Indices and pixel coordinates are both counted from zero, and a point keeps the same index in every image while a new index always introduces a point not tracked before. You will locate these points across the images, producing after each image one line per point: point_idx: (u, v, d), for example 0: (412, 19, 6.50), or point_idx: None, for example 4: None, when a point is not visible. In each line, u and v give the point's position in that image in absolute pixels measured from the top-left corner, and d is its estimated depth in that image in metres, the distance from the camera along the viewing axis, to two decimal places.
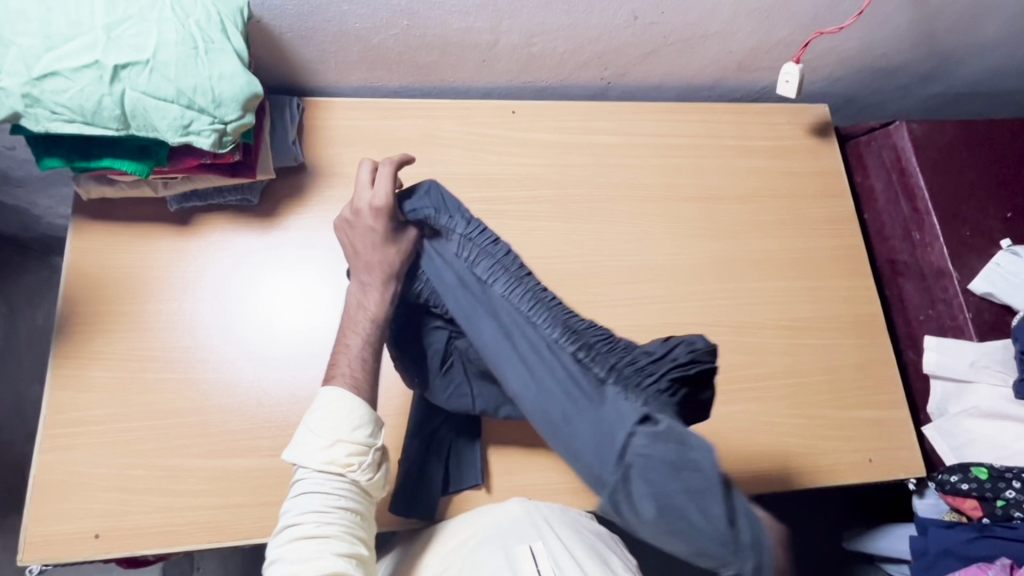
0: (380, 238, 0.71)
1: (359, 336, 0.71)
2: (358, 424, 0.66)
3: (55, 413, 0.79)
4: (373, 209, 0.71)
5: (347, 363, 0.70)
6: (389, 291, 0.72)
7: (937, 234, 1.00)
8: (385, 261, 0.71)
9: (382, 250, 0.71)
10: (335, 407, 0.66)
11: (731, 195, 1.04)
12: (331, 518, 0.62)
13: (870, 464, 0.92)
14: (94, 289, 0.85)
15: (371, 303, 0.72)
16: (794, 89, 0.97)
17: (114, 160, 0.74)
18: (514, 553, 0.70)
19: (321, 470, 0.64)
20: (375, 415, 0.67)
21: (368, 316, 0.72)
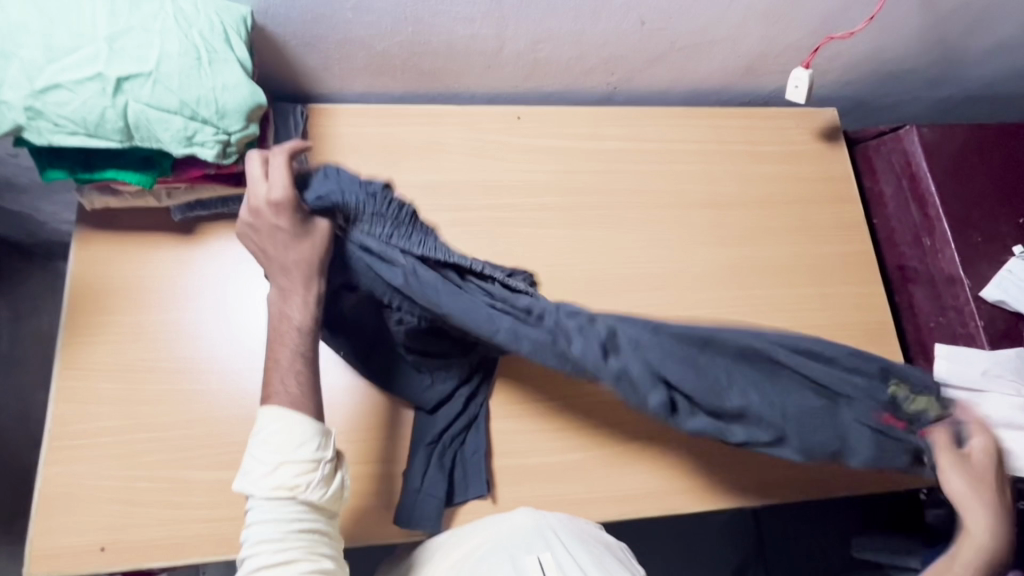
0: (291, 234, 0.67)
1: (289, 347, 0.67)
2: (303, 443, 0.63)
3: (60, 425, 0.79)
4: (275, 202, 0.67)
5: (281, 382, 0.66)
6: (312, 294, 0.69)
7: (948, 240, 0.99)
8: (302, 261, 0.68)
9: (297, 245, 0.68)
10: (276, 428, 0.63)
11: (739, 202, 1.02)
12: (288, 543, 0.61)
13: (880, 474, 0.91)
14: (98, 300, 0.84)
15: (297, 308, 0.68)
16: (804, 94, 0.96)
17: (118, 171, 0.74)
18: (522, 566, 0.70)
19: (269, 497, 0.62)
20: (317, 428, 0.64)
21: (293, 326, 0.68)
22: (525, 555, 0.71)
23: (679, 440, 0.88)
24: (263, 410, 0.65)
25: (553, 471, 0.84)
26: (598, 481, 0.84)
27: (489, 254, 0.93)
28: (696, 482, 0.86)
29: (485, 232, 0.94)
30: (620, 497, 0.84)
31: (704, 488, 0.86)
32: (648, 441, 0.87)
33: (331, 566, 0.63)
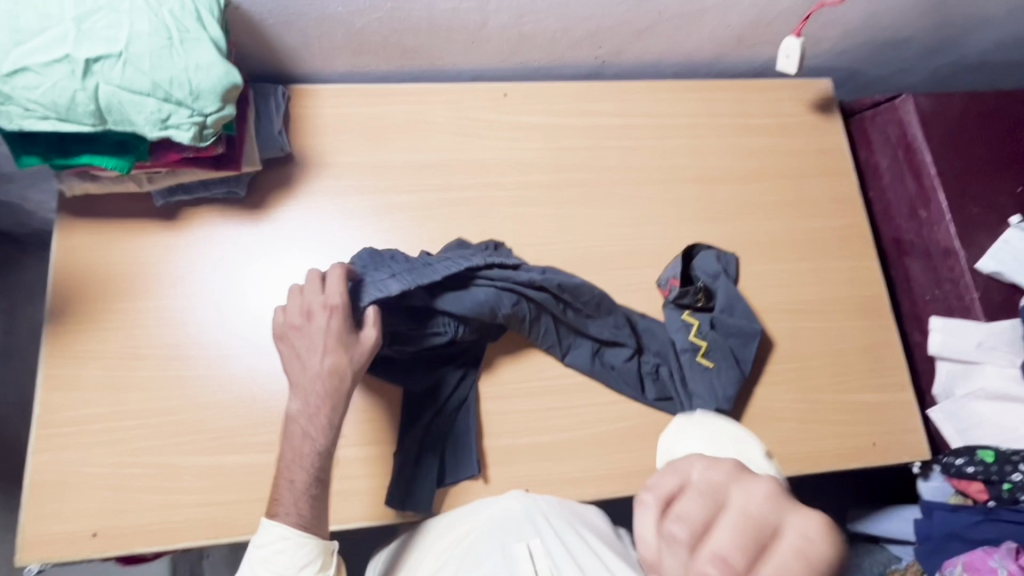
0: (332, 348, 0.73)
1: (306, 467, 0.71)
2: (305, 562, 0.70)
3: (48, 413, 0.79)
4: (329, 311, 0.73)
5: (292, 500, 0.70)
6: (335, 415, 0.73)
7: (944, 211, 0.97)
8: (336, 376, 0.72)
9: (336, 359, 0.72)
10: (278, 549, 0.69)
11: (731, 176, 1.01)
12: None
13: (874, 447, 0.91)
14: (84, 287, 0.84)
15: (324, 425, 0.72)
16: (796, 64, 0.94)
17: (94, 156, 0.73)
18: (512, 552, 0.77)
19: None
20: (322, 547, 0.71)
21: (312, 447, 0.72)
22: (516, 542, 0.77)
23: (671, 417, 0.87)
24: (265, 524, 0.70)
25: (543, 451, 0.83)
26: (589, 459, 0.84)
27: (477, 234, 0.92)
28: None
29: (472, 212, 0.93)
30: (611, 475, 0.84)
31: None
32: (640, 419, 0.86)
33: None
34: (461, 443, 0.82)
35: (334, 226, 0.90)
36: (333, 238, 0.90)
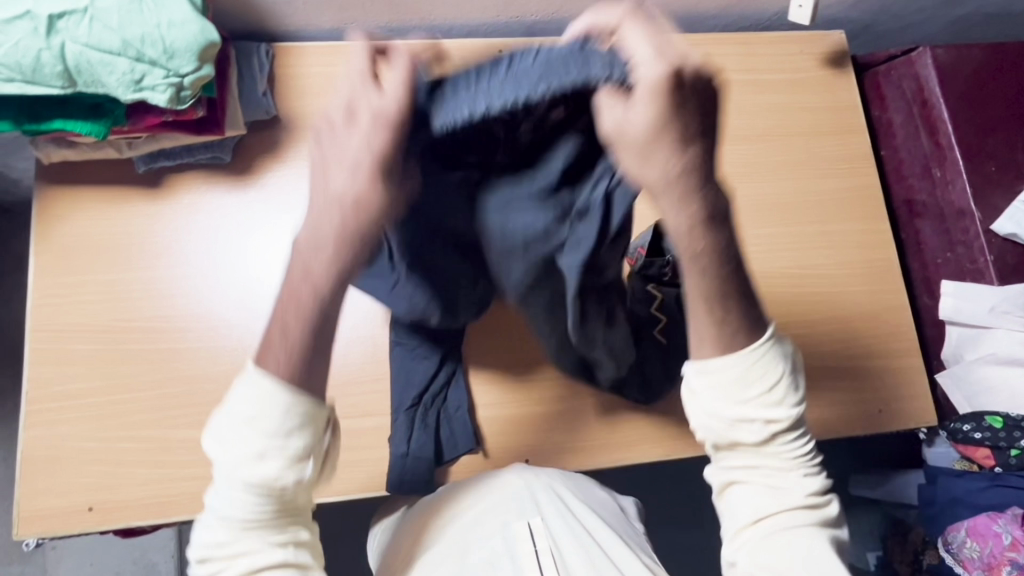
0: (351, 169, 0.43)
1: (281, 322, 0.46)
2: (297, 424, 0.47)
3: (37, 388, 0.77)
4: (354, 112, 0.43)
5: (267, 351, 0.47)
6: (331, 269, 0.45)
7: (959, 171, 0.93)
8: (340, 214, 0.44)
9: (346, 187, 0.44)
10: (255, 403, 0.46)
11: (737, 135, 0.96)
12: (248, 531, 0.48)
13: (880, 414, 0.89)
14: (67, 259, 0.81)
15: (321, 268, 0.45)
16: (808, 15, 0.88)
17: (66, 121, 0.69)
18: (510, 531, 0.67)
19: (238, 484, 0.47)
20: (309, 411, 0.47)
21: (296, 297, 0.46)
22: (515, 520, 0.68)
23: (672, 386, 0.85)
24: (250, 368, 0.48)
25: (543, 420, 0.82)
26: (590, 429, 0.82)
27: None
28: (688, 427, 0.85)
29: None
30: (612, 446, 0.83)
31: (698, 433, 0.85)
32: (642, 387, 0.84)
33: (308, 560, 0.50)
34: (455, 413, 0.81)
35: None
36: None
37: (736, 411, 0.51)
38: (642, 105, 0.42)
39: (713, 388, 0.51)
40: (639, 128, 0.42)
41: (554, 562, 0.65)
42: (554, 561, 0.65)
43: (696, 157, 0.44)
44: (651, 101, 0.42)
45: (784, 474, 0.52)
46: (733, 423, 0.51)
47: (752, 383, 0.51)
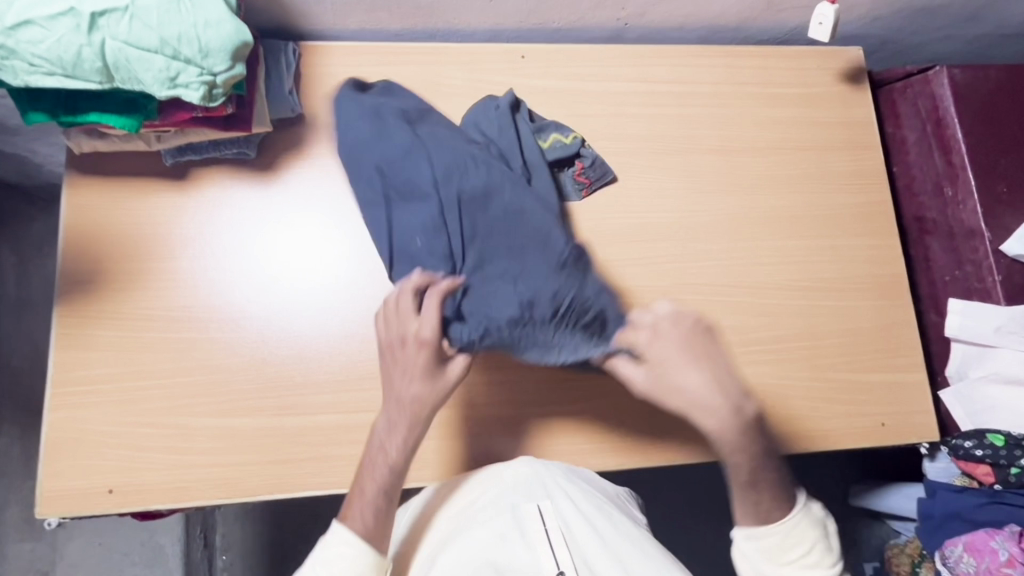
0: (419, 376, 0.70)
1: (373, 485, 0.70)
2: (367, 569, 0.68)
3: (62, 372, 0.80)
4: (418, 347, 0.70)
5: (360, 510, 0.69)
6: (412, 436, 0.71)
7: (971, 191, 0.94)
8: (417, 402, 0.71)
9: (421, 387, 0.70)
10: (342, 552, 0.67)
11: (753, 147, 0.98)
12: None
13: (883, 427, 0.91)
14: (94, 247, 0.83)
15: (397, 445, 0.71)
16: (828, 32, 0.89)
17: (102, 116, 0.72)
18: (519, 511, 0.70)
19: None
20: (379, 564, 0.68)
21: (386, 462, 0.71)
22: (524, 502, 0.71)
23: None
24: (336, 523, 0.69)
25: (550, 421, 0.84)
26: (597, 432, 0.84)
27: None
28: (693, 434, 0.87)
29: None
30: (620, 449, 0.84)
31: (702, 440, 0.87)
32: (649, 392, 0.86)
33: None
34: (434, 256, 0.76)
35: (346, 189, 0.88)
36: (343, 202, 0.88)
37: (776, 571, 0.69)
38: (697, 372, 0.68)
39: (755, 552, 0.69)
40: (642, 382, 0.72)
41: (565, 541, 0.68)
42: (564, 540, 0.68)
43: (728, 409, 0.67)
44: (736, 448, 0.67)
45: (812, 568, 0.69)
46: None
47: (791, 546, 0.68)
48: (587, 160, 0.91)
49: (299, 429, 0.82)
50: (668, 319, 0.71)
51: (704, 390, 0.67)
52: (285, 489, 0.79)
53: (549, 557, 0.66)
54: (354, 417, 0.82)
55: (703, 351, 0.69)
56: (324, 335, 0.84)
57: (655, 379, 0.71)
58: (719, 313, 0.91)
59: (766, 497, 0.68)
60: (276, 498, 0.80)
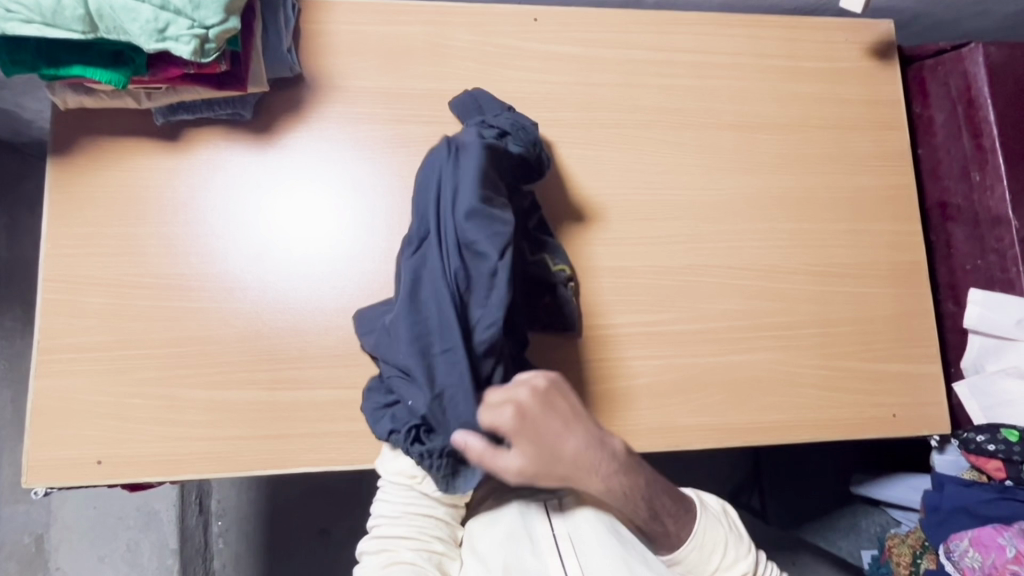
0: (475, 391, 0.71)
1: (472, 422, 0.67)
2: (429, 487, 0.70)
3: (48, 338, 0.77)
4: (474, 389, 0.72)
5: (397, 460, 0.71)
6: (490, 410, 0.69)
7: (1000, 175, 0.90)
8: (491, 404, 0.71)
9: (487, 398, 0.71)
10: (383, 510, 0.70)
11: (774, 124, 0.93)
12: (396, 556, 0.67)
13: (894, 419, 0.88)
14: (82, 208, 0.79)
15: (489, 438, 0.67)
16: (860, 2, 0.84)
17: (86, 68, 0.67)
18: (529, 515, 0.70)
19: (380, 550, 0.68)
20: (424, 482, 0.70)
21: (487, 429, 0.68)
22: (534, 505, 0.70)
23: (685, 378, 0.85)
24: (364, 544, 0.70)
25: None
26: (600, 414, 0.82)
27: None
28: (700, 420, 0.84)
29: None
30: (625, 433, 0.82)
31: (710, 426, 0.84)
32: (655, 377, 0.84)
33: (441, 548, 0.69)
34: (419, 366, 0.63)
35: (341, 154, 0.84)
36: (345, 170, 0.84)
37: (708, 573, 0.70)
38: (551, 412, 0.62)
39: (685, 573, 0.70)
40: (532, 474, 0.61)
41: (572, 543, 0.66)
42: (573, 546, 0.65)
43: (618, 453, 0.65)
44: (631, 474, 0.66)
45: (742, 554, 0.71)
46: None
47: (711, 555, 0.70)
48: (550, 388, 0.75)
49: (294, 403, 0.79)
50: (520, 396, 0.61)
51: (585, 442, 0.63)
52: (280, 465, 0.77)
53: (557, 561, 0.64)
54: (352, 392, 0.80)
55: (560, 403, 0.63)
56: (321, 306, 0.81)
57: (543, 442, 0.62)
58: (732, 296, 0.88)
59: (670, 523, 0.69)
60: (269, 474, 0.78)
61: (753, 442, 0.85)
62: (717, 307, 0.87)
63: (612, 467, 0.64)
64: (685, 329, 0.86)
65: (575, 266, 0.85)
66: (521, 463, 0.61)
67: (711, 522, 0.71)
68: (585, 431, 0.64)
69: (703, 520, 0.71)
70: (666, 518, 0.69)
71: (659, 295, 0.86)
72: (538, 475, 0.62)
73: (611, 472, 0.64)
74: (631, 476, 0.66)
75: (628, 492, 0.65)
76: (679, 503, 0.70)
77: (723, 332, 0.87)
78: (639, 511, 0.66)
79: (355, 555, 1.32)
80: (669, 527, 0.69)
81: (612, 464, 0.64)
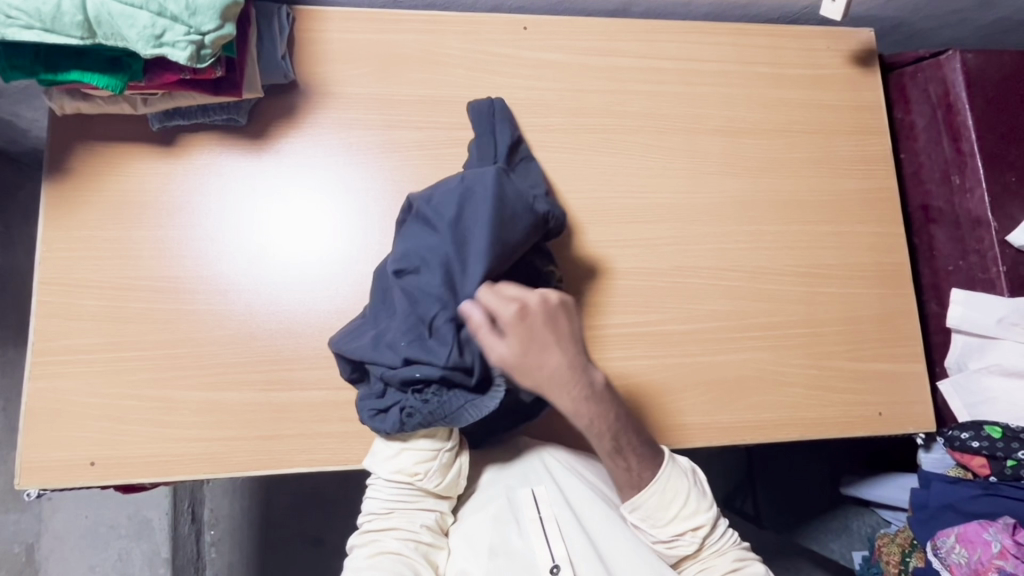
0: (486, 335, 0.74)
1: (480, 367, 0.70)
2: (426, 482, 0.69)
3: (43, 341, 0.78)
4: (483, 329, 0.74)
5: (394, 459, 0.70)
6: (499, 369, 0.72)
7: (979, 178, 0.92)
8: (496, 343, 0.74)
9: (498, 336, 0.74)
10: (376, 504, 0.70)
11: (759, 129, 0.95)
12: (384, 544, 0.67)
13: (880, 417, 0.90)
14: (77, 212, 0.80)
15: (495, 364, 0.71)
16: (839, 11, 0.87)
17: (83, 73, 0.68)
18: (516, 498, 0.72)
19: (369, 540, 0.68)
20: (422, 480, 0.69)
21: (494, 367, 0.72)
22: (520, 488, 0.73)
23: (674, 377, 0.86)
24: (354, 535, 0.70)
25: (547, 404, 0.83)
26: None
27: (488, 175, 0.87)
28: (689, 418, 0.85)
29: None
30: None
31: (698, 425, 0.86)
32: (645, 376, 0.85)
33: (430, 540, 0.69)
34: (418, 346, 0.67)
35: (335, 160, 0.86)
36: (338, 175, 0.86)
37: (669, 527, 0.70)
38: (536, 324, 0.66)
39: (644, 520, 0.70)
40: (512, 364, 0.65)
41: (558, 527, 0.70)
42: (559, 529, 0.70)
43: (599, 382, 0.68)
44: (607, 403, 0.68)
45: (703, 506, 0.71)
46: (668, 541, 0.70)
47: (671, 503, 0.70)
48: None
49: (287, 404, 0.80)
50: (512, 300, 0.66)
51: (567, 360, 0.66)
52: (273, 466, 0.78)
53: (542, 542, 0.69)
54: (345, 393, 0.81)
55: (558, 322, 0.67)
56: (313, 309, 0.82)
57: (523, 344, 0.65)
58: (719, 297, 0.90)
59: (634, 464, 0.70)
60: (262, 475, 0.79)
61: (742, 441, 0.86)
62: (704, 307, 0.89)
63: (590, 389, 0.67)
64: (674, 329, 0.87)
65: (565, 268, 0.87)
66: (502, 348, 0.65)
67: (674, 474, 0.71)
68: (569, 353, 0.67)
69: (665, 469, 0.71)
70: (632, 461, 0.70)
71: (648, 296, 0.88)
72: (523, 368, 0.65)
73: (584, 392, 0.66)
74: (606, 405, 0.68)
75: (598, 419, 0.67)
76: (647, 443, 0.71)
77: (711, 332, 0.88)
78: (603, 441, 0.68)
79: None
80: (630, 470, 0.69)
81: (587, 391, 0.66)
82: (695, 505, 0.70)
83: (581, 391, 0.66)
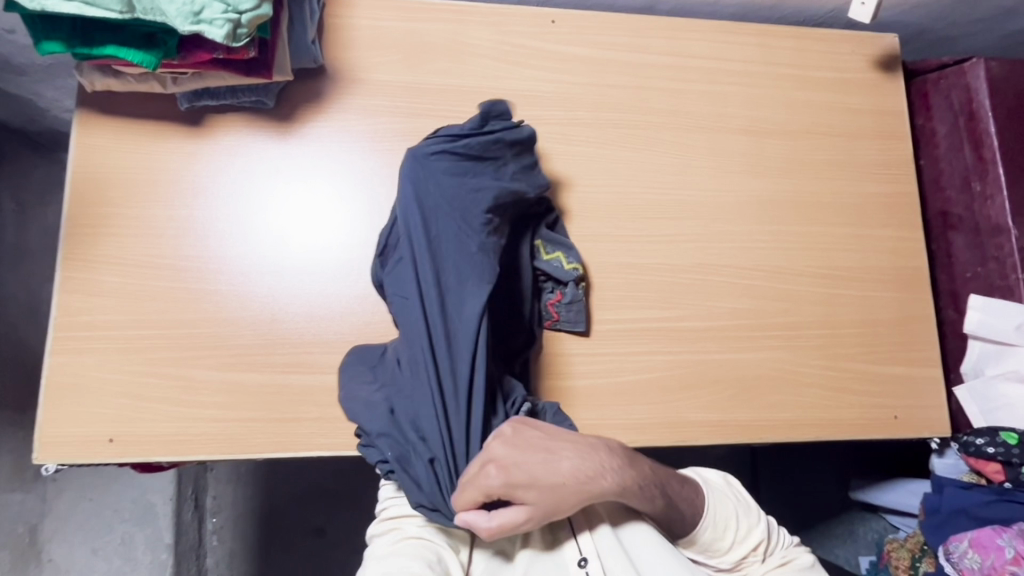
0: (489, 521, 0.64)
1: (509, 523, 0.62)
2: None
3: (64, 316, 0.77)
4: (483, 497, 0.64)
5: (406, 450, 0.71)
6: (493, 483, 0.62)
7: (1001, 186, 0.92)
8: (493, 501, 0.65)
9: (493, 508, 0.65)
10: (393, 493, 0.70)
11: (782, 129, 0.96)
12: (405, 532, 0.66)
13: (895, 420, 0.90)
14: (102, 189, 0.80)
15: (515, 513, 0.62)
16: (867, 14, 0.87)
17: (118, 48, 0.69)
18: None
19: (390, 527, 0.68)
20: None
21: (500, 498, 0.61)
22: None
23: (693, 374, 0.86)
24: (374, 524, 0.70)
25: (568, 396, 0.83)
26: (609, 407, 0.83)
27: None
28: (706, 415, 0.85)
29: None
30: (635, 426, 0.83)
31: (716, 421, 0.85)
32: (665, 370, 0.85)
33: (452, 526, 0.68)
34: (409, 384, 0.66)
35: (358, 147, 0.86)
36: (360, 161, 0.86)
37: (729, 554, 0.71)
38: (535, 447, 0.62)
39: (703, 554, 0.71)
40: (538, 513, 0.61)
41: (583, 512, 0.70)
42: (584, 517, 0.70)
43: (615, 453, 0.66)
44: (637, 467, 0.66)
45: (750, 518, 0.72)
46: (732, 567, 0.71)
47: (725, 532, 0.70)
48: (567, 296, 0.82)
49: (306, 387, 0.80)
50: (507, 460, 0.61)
51: (581, 453, 0.64)
52: (291, 448, 0.78)
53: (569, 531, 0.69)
54: None
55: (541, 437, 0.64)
56: (334, 295, 0.82)
57: (535, 485, 0.61)
58: (739, 295, 0.90)
59: (684, 508, 0.68)
60: (279, 457, 0.78)
61: (759, 439, 0.86)
62: (724, 305, 0.89)
63: (615, 470, 0.64)
64: (694, 326, 0.87)
65: (587, 261, 0.87)
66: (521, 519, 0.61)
67: (716, 498, 0.72)
68: (580, 457, 0.63)
69: (709, 495, 0.71)
70: (681, 503, 0.68)
71: (669, 291, 0.88)
72: (549, 512, 0.62)
73: (609, 463, 0.64)
74: (634, 470, 0.65)
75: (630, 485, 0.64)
76: (680, 477, 0.70)
77: (730, 330, 0.88)
78: (654, 502, 0.65)
79: (349, 556, 1.31)
80: (686, 515, 0.68)
81: (608, 459, 0.64)
82: (747, 523, 0.72)
83: (606, 468, 0.64)
